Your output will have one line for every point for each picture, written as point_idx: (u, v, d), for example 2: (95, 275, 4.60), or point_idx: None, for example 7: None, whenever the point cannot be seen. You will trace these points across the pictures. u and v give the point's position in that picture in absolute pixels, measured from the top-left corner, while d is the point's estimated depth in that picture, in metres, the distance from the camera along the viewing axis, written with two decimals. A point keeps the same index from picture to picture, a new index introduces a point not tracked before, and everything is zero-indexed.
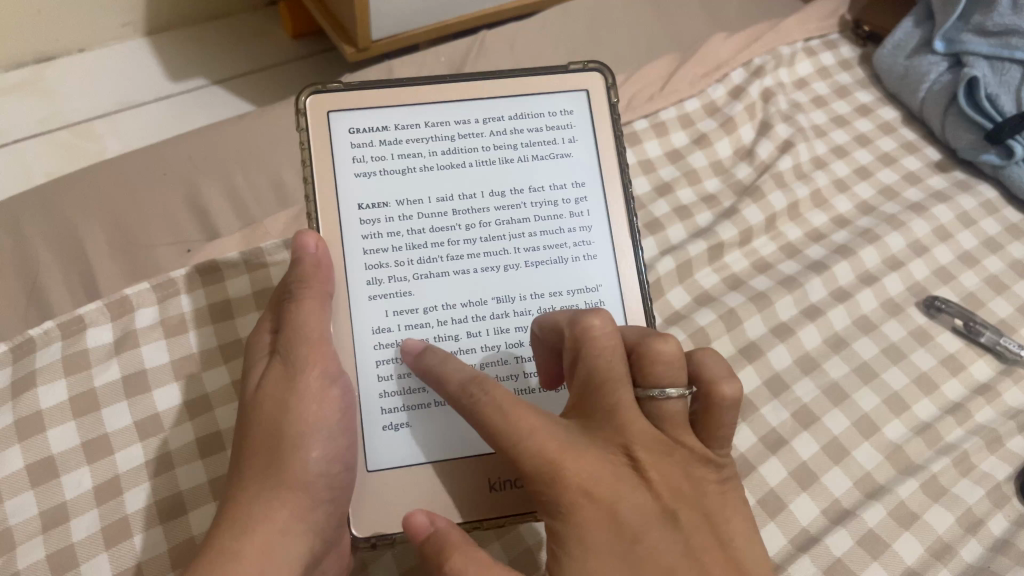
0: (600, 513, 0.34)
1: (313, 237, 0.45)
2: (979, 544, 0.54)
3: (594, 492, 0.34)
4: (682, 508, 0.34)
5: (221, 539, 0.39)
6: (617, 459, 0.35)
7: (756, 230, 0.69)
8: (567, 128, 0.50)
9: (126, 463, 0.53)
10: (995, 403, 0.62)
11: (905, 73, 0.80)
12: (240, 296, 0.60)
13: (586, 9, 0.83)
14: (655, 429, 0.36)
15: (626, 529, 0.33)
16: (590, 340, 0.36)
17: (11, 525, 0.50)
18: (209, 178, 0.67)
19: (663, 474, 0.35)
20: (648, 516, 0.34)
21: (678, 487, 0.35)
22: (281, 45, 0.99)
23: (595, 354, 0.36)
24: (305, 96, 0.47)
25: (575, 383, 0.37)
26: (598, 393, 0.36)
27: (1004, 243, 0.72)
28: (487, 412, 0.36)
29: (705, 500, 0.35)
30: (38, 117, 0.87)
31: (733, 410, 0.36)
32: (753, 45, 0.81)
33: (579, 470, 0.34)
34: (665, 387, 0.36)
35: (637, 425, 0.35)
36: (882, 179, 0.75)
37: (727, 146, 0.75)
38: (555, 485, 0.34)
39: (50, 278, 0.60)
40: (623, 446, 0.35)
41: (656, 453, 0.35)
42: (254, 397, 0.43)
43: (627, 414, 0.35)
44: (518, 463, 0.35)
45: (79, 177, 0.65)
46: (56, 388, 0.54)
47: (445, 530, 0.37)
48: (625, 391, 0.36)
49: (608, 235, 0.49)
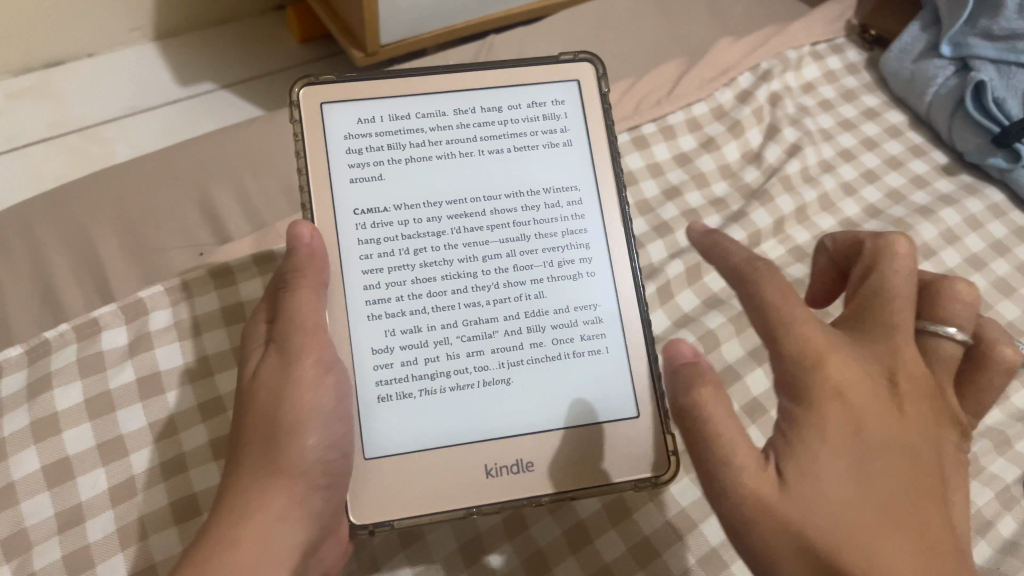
0: (850, 415, 0.33)
1: (307, 226, 0.45)
2: (988, 546, 0.55)
3: (849, 393, 0.34)
4: (924, 448, 0.34)
5: (219, 525, 0.39)
6: (881, 378, 0.35)
7: (765, 234, 0.69)
8: (559, 118, 0.51)
9: (140, 464, 0.53)
10: (1004, 406, 0.62)
11: (911, 77, 0.80)
12: (252, 298, 0.60)
13: (594, 14, 0.84)
14: (922, 367, 0.36)
15: (869, 441, 0.33)
16: (891, 256, 0.38)
17: (26, 526, 0.51)
18: (220, 181, 0.67)
19: (916, 409, 0.35)
20: (893, 439, 0.33)
21: (927, 427, 0.34)
22: (289, 49, 0.99)
23: (892, 272, 0.37)
24: (299, 87, 0.48)
25: (854, 300, 0.38)
26: (879, 310, 0.37)
27: (1011, 246, 0.72)
28: (763, 290, 0.36)
29: (941, 450, 0.35)
30: (49, 121, 0.88)
31: (1007, 375, 0.40)
32: (760, 49, 0.82)
33: (842, 369, 0.34)
34: (952, 328, 0.38)
35: (908, 354, 0.35)
36: (889, 182, 0.76)
37: (735, 150, 0.75)
38: (812, 375, 0.34)
39: (63, 281, 0.60)
40: (889, 370, 0.35)
41: (916, 388, 0.35)
42: (250, 385, 0.44)
43: (902, 339, 0.36)
44: (777, 343, 0.35)
45: (91, 180, 0.65)
46: (72, 390, 0.55)
47: (702, 364, 0.37)
48: (907, 316, 0.36)
49: (601, 224, 0.50)
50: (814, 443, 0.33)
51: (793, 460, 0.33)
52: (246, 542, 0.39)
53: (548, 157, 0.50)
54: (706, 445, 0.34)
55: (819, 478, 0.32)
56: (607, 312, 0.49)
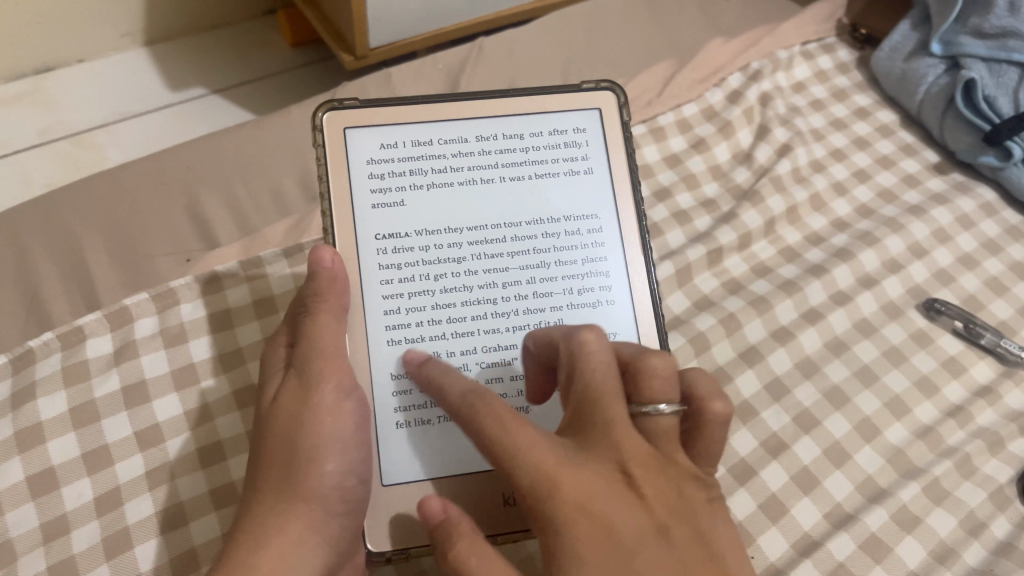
0: (598, 527, 0.31)
1: (330, 251, 0.45)
2: (982, 547, 0.54)
3: (590, 506, 0.32)
4: (674, 523, 0.32)
5: (238, 553, 0.38)
6: (610, 476, 0.33)
7: (755, 234, 0.69)
8: (581, 145, 0.50)
9: (127, 473, 0.53)
10: (997, 406, 0.62)
11: (902, 75, 0.80)
12: (239, 305, 0.60)
13: (584, 16, 0.84)
14: (648, 445, 0.34)
15: (621, 549, 0.31)
16: (585, 355, 0.35)
17: (10, 537, 0.50)
18: (209, 187, 0.67)
19: (656, 490, 0.33)
20: (643, 534, 0.31)
21: (671, 504, 0.33)
22: (280, 53, 0.99)
23: (588, 369, 0.35)
24: (322, 113, 0.47)
25: (569, 410, 0.36)
26: (590, 410, 0.35)
27: (1004, 245, 0.72)
28: (484, 420, 0.35)
29: (697, 516, 0.33)
30: (38, 128, 0.87)
31: (722, 424, 0.36)
32: (751, 49, 0.82)
33: (574, 487, 0.32)
34: (663, 404, 0.35)
35: (630, 440, 0.34)
36: (880, 182, 0.75)
37: (726, 150, 0.75)
38: (549, 502, 0.32)
39: (50, 289, 0.60)
40: (618, 462, 0.33)
41: (650, 471, 0.33)
42: (269, 410, 0.43)
43: (620, 431, 0.34)
44: (513, 477, 0.33)
45: (79, 188, 0.65)
46: (57, 399, 0.54)
47: (455, 519, 0.35)
48: (620, 406, 0.34)
49: (621, 251, 0.49)
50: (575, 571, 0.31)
51: None
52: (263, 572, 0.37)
53: (568, 186, 0.50)
54: None
55: None
56: (626, 339, 0.48)
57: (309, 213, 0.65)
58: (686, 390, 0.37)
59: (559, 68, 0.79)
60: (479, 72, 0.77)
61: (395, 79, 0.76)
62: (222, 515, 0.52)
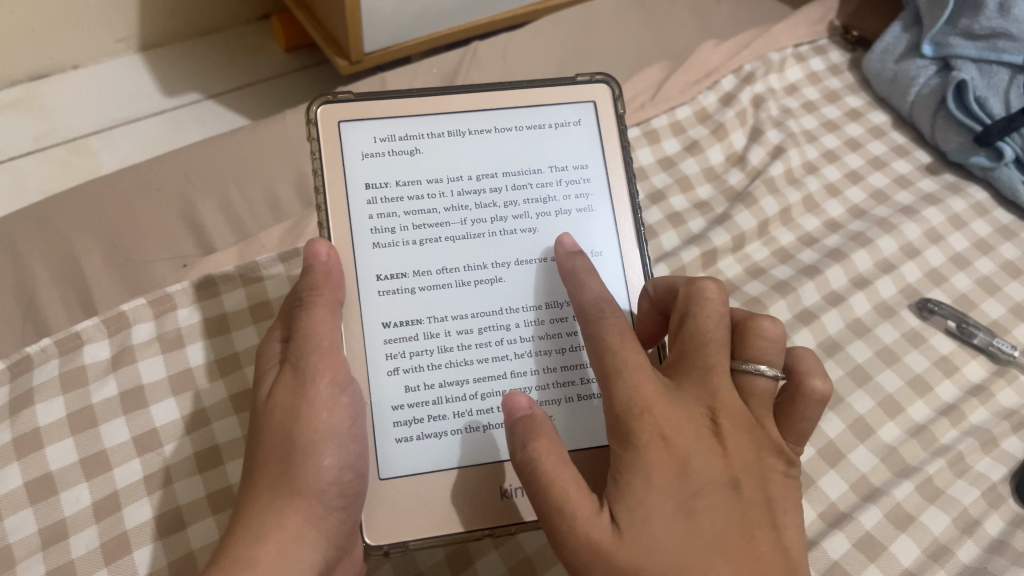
0: (673, 462, 0.34)
1: (324, 246, 0.45)
2: (975, 544, 0.54)
3: (672, 440, 0.35)
4: (746, 482, 0.35)
5: (237, 546, 0.39)
6: (699, 417, 0.36)
7: (749, 236, 0.70)
8: (574, 138, 0.51)
9: (125, 478, 0.53)
10: (990, 404, 0.62)
11: (893, 77, 0.81)
12: (236, 310, 0.60)
13: (577, 18, 0.84)
14: (741, 402, 0.38)
15: (690, 485, 0.34)
16: (702, 302, 0.39)
17: (9, 543, 0.50)
18: (205, 192, 0.67)
19: (737, 444, 0.36)
20: (714, 479, 0.35)
21: (748, 464, 0.36)
22: (274, 58, 1.00)
23: (702, 315, 0.39)
24: (316, 106, 0.48)
25: (676, 344, 0.39)
26: (696, 353, 0.38)
27: (995, 245, 0.72)
28: (606, 334, 0.39)
29: (767, 488, 0.36)
30: (32, 134, 0.87)
31: (819, 406, 0.40)
32: (743, 52, 0.82)
33: (666, 417, 0.35)
34: (764, 365, 0.39)
35: (726, 391, 0.37)
36: (873, 182, 0.76)
37: (718, 153, 0.75)
38: (638, 421, 0.35)
39: (48, 297, 0.60)
40: (709, 408, 0.36)
41: (737, 425, 0.36)
42: (265, 405, 0.43)
43: (716, 380, 0.37)
44: (611, 389, 0.37)
45: (74, 193, 0.65)
46: (54, 405, 0.54)
47: (541, 419, 0.38)
48: (724, 357, 0.38)
49: (616, 243, 0.50)
50: (639, 486, 0.34)
51: (627, 509, 0.34)
52: (262, 563, 0.39)
53: (561, 179, 0.50)
54: (543, 494, 0.36)
55: (647, 526, 0.33)
56: None
57: (305, 218, 0.65)
58: (794, 367, 0.41)
59: (553, 72, 0.79)
60: (473, 75, 0.77)
61: (389, 83, 0.77)
62: (220, 518, 0.53)
